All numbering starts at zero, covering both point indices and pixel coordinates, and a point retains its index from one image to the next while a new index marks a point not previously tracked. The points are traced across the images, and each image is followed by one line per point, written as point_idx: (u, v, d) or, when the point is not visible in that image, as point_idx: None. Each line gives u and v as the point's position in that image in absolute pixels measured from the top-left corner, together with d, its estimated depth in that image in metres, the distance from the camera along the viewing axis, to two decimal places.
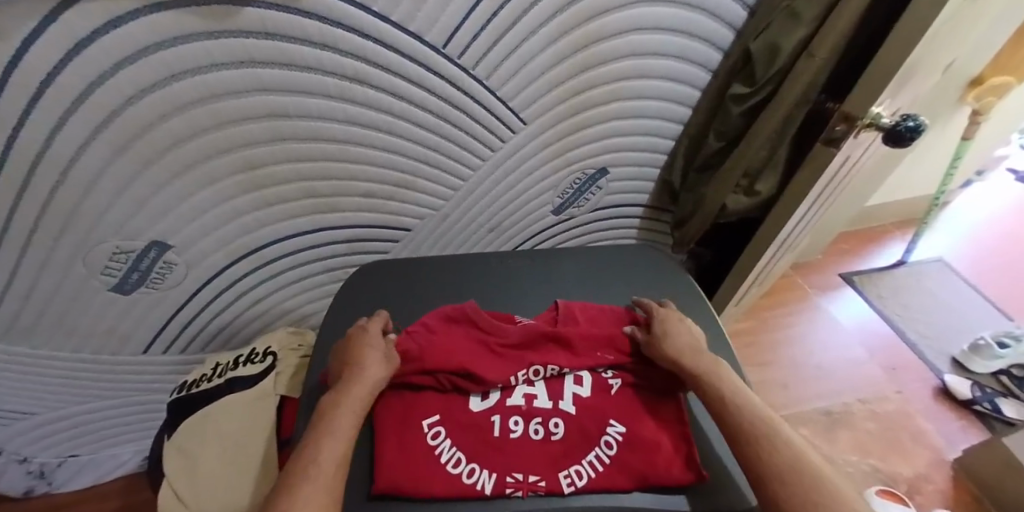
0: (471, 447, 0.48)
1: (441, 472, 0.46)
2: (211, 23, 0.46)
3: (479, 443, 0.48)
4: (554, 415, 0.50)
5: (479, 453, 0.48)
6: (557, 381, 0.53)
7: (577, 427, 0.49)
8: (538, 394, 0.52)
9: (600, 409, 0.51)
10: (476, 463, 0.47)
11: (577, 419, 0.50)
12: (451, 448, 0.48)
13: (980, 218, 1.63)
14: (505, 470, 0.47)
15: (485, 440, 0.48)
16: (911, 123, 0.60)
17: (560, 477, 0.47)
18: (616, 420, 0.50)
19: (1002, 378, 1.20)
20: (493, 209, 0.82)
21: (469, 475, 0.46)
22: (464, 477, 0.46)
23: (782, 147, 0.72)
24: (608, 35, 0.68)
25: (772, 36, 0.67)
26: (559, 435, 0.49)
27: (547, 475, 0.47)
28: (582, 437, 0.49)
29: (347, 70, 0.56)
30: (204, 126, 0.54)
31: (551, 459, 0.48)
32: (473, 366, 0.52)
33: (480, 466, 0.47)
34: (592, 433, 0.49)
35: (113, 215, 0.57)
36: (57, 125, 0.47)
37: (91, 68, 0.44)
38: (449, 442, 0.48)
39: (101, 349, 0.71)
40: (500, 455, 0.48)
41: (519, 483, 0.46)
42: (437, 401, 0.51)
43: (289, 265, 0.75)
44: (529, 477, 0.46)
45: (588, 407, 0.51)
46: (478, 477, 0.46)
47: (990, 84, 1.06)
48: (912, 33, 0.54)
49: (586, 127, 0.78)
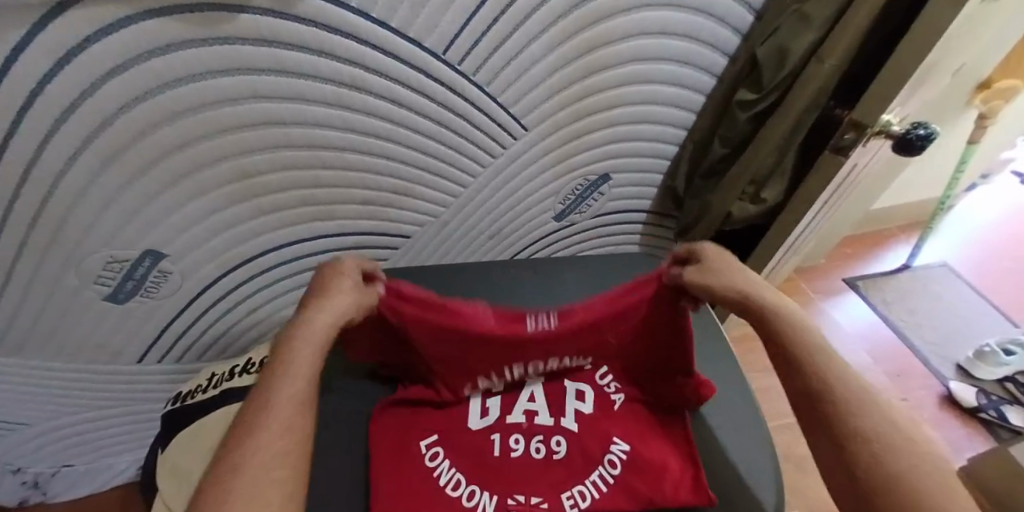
0: (469, 469, 0.47)
1: (439, 497, 0.45)
2: (203, 30, 0.45)
3: (478, 463, 0.47)
4: (555, 432, 0.50)
5: (478, 474, 0.47)
6: (557, 395, 0.53)
7: (579, 445, 0.48)
8: (539, 409, 0.52)
9: (602, 426, 0.50)
10: (475, 485, 0.46)
11: (579, 437, 0.49)
12: (450, 470, 0.47)
13: (984, 221, 1.62)
14: (506, 492, 0.46)
15: (483, 462, 0.48)
16: (922, 131, 0.60)
17: (563, 498, 0.46)
18: (620, 437, 0.49)
19: (1007, 386, 1.19)
20: (493, 216, 0.80)
21: (468, 498, 0.45)
22: (464, 500, 0.45)
23: (788, 156, 0.71)
24: (611, 40, 0.67)
25: (780, 40, 0.65)
26: (561, 454, 0.48)
27: (549, 496, 0.46)
28: (584, 457, 0.48)
29: (344, 77, 0.55)
30: (199, 134, 0.53)
31: (553, 479, 0.47)
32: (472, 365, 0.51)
33: (480, 488, 0.46)
34: (596, 450, 0.48)
35: (105, 226, 0.55)
36: (46, 135, 0.46)
37: (82, 77, 0.43)
38: (449, 464, 0.47)
39: (95, 359, 0.70)
40: (500, 477, 0.47)
41: (520, 505, 0.45)
42: (434, 419, 0.51)
43: (285, 274, 0.74)
44: (531, 498, 0.46)
45: (590, 423, 0.50)
46: (478, 501, 0.45)
47: (997, 88, 1.05)
48: (926, 38, 0.52)
49: (589, 133, 0.77)
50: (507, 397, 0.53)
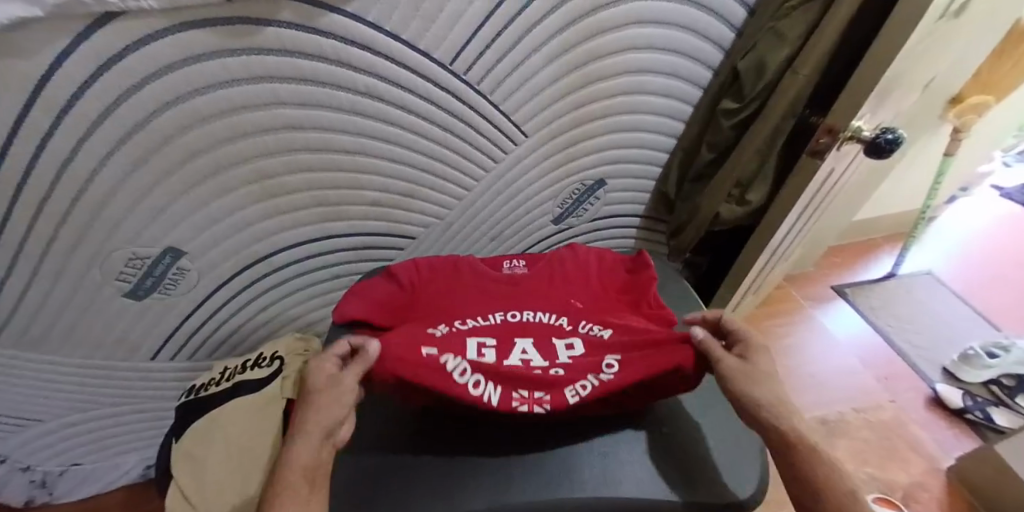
0: (476, 364, 0.53)
1: (448, 381, 0.50)
2: (231, 41, 0.49)
3: (484, 362, 0.53)
4: (553, 366, 0.55)
5: (484, 371, 0.53)
6: (549, 345, 0.58)
7: (575, 366, 0.55)
8: (534, 357, 0.57)
9: (597, 351, 0.57)
10: (481, 378, 0.52)
11: (574, 366, 0.55)
12: (457, 362, 0.52)
13: (966, 232, 1.67)
14: (512, 388, 0.52)
15: (489, 363, 0.54)
16: (889, 136, 0.65)
17: (565, 392, 0.52)
18: (611, 353, 0.56)
19: (992, 388, 1.22)
20: (494, 219, 0.84)
21: (475, 386, 0.51)
22: (471, 388, 0.51)
23: (771, 159, 0.75)
24: (604, 54, 0.72)
25: (759, 54, 0.70)
26: (558, 374, 0.54)
27: (551, 392, 0.52)
28: (581, 367, 0.55)
29: (360, 85, 0.59)
30: (223, 137, 0.57)
31: (555, 382, 0.53)
32: (453, 306, 0.61)
33: (485, 381, 0.52)
34: (591, 364, 0.55)
35: (131, 223, 0.59)
36: (83, 138, 0.49)
37: (120, 83, 0.47)
38: (456, 358, 0.53)
39: (112, 356, 0.73)
40: (505, 376, 0.53)
41: (525, 399, 0.52)
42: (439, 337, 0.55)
43: (295, 273, 0.78)
44: (534, 394, 0.52)
45: (582, 360, 0.56)
46: (485, 390, 0.51)
47: (970, 103, 1.11)
48: (888, 51, 0.58)
49: (585, 141, 0.82)
50: (500, 348, 0.57)
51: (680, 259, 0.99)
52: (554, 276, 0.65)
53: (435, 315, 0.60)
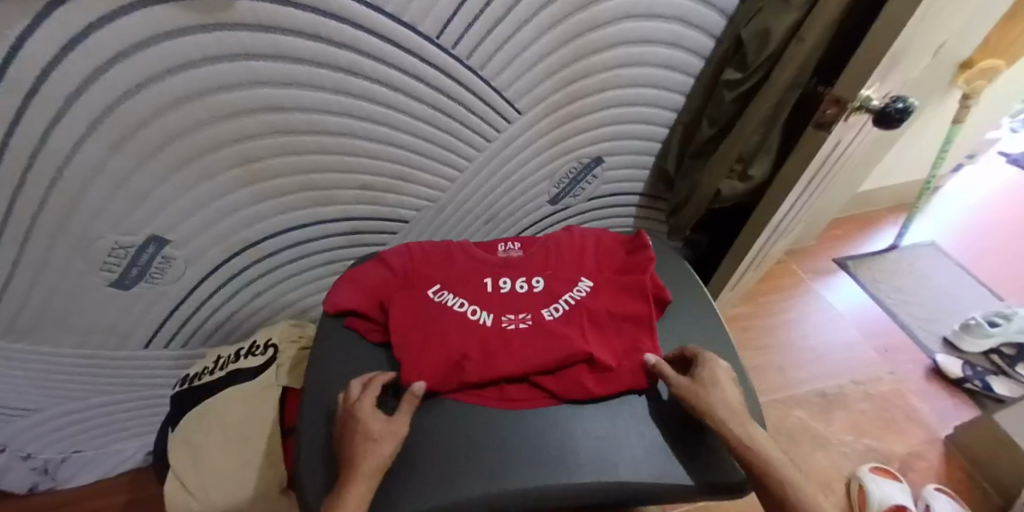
0: (470, 296, 0.59)
1: (448, 311, 0.57)
2: (203, 17, 0.46)
3: (477, 294, 0.59)
4: (536, 276, 0.62)
5: (478, 298, 0.59)
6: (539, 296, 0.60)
7: (554, 284, 0.61)
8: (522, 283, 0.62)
9: (570, 275, 0.62)
10: (477, 306, 0.58)
11: (553, 285, 0.61)
12: (454, 298, 0.59)
13: (969, 201, 1.64)
14: (501, 312, 0.58)
15: (481, 292, 0.60)
16: (900, 105, 0.62)
17: (544, 312, 0.58)
18: (583, 278, 0.62)
19: (992, 357, 1.21)
20: (489, 200, 0.82)
21: (472, 314, 0.57)
22: (468, 315, 0.57)
23: (774, 132, 0.72)
24: (600, 24, 0.68)
25: (763, 21, 0.67)
26: (540, 288, 0.61)
27: (533, 312, 0.58)
28: (559, 289, 0.60)
29: (342, 62, 0.56)
30: (201, 120, 0.54)
31: (535, 302, 0.59)
32: (444, 278, 0.61)
33: (480, 308, 0.58)
34: (567, 284, 0.61)
35: (111, 211, 0.57)
36: (52, 124, 0.47)
37: (88, 65, 0.44)
38: (452, 295, 0.59)
39: (104, 345, 0.72)
40: (495, 301, 0.59)
41: (512, 319, 0.58)
42: (433, 277, 0.61)
43: (286, 259, 0.76)
44: (519, 315, 0.58)
45: (559, 279, 0.61)
46: (480, 316, 0.57)
47: (978, 68, 1.06)
48: (901, 14, 0.54)
49: (582, 116, 0.79)
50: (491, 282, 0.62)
51: (680, 237, 0.97)
52: (546, 249, 0.65)
53: (429, 278, 0.61)
